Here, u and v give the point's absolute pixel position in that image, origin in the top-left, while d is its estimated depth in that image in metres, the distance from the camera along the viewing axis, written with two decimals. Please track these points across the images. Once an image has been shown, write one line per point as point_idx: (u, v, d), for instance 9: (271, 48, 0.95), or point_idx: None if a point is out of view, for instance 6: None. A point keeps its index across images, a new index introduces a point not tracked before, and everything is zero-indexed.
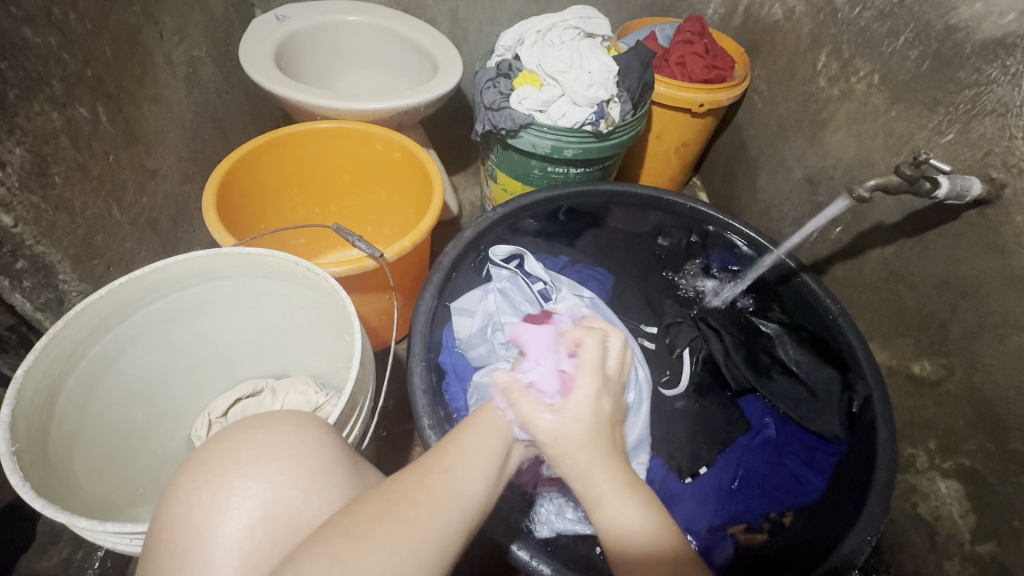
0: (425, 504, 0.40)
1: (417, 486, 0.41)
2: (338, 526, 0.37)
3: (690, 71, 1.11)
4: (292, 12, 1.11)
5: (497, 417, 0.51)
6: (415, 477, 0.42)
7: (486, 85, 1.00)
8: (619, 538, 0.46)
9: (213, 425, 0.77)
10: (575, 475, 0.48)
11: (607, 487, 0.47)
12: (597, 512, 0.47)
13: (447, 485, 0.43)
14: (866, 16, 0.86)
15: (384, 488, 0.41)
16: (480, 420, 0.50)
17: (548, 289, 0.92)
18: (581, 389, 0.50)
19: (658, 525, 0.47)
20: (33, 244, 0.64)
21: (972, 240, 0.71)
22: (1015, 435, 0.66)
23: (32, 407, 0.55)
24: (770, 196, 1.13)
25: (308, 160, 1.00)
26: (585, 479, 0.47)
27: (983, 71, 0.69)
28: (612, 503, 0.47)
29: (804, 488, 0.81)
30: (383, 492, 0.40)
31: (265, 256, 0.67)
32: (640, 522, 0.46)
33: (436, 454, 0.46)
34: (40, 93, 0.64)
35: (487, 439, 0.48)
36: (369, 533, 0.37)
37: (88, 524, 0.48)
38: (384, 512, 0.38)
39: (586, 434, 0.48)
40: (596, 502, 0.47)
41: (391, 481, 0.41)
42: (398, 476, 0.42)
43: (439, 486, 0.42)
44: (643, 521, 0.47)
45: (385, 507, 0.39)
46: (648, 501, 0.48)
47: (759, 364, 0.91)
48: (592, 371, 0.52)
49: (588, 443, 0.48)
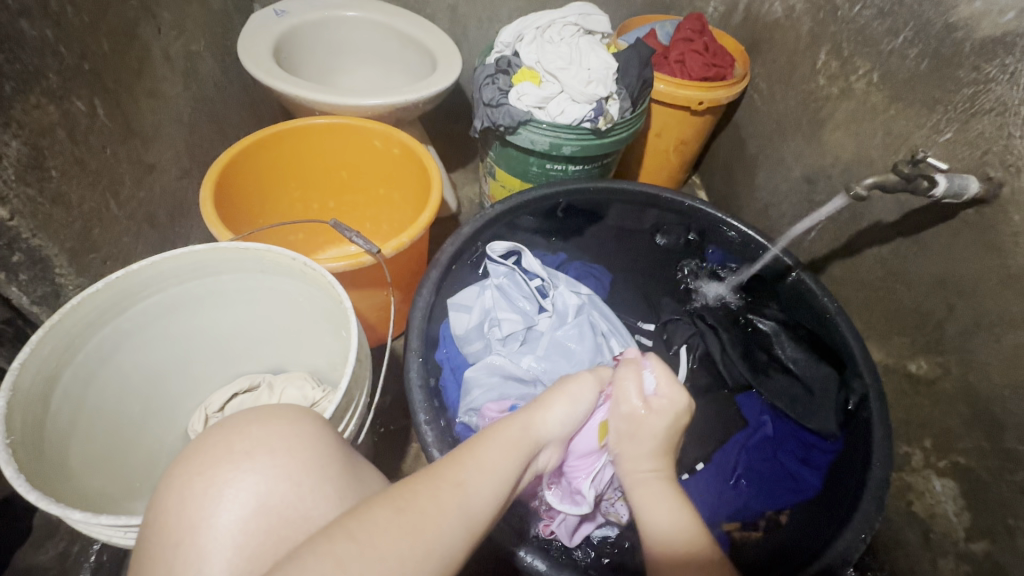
0: (436, 516, 0.39)
1: (429, 496, 0.40)
2: (346, 525, 0.36)
3: (689, 69, 1.10)
4: (291, 7, 1.11)
5: (520, 434, 0.51)
6: (427, 487, 0.41)
7: (484, 81, 1.00)
8: (654, 530, 0.54)
9: (210, 420, 0.77)
10: (629, 460, 0.60)
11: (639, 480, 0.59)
12: (641, 490, 0.58)
13: (457, 498, 0.41)
14: (865, 15, 0.86)
15: (394, 494, 0.39)
16: (498, 435, 0.49)
17: (546, 285, 0.95)
18: (676, 396, 0.62)
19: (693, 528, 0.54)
20: (29, 237, 0.64)
21: (969, 239, 0.71)
22: (1011, 434, 0.66)
23: (28, 399, 0.55)
24: (769, 195, 1.13)
25: (305, 156, 1.00)
26: (634, 465, 0.60)
27: (983, 69, 0.69)
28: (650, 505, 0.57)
29: (801, 486, 0.81)
30: (394, 499, 0.39)
31: (262, 251, 0.67)
32: (685, 525, 0.54)
33: (452, 464, 0.44)
34: (36, 86, 0.64)
35: (500, 456, 0.47)
36: (377, 546, 0.35)
37: (82, 516, 0.49)
38: (393, 519, 0.37)
39: (661, 430, 0.60)
40: (643, 503, 0.57)
41: (402, 488, 0.40)
42: (410, 483, 0.41)
43: (450, 498, 0.41)
44: (687, 519, 0.55)
45: (395, 515, 0.37)
46: (687, 510, 0.56)
47: (755, 361, 0.93)
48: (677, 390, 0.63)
49: (659, 437, 0.60)
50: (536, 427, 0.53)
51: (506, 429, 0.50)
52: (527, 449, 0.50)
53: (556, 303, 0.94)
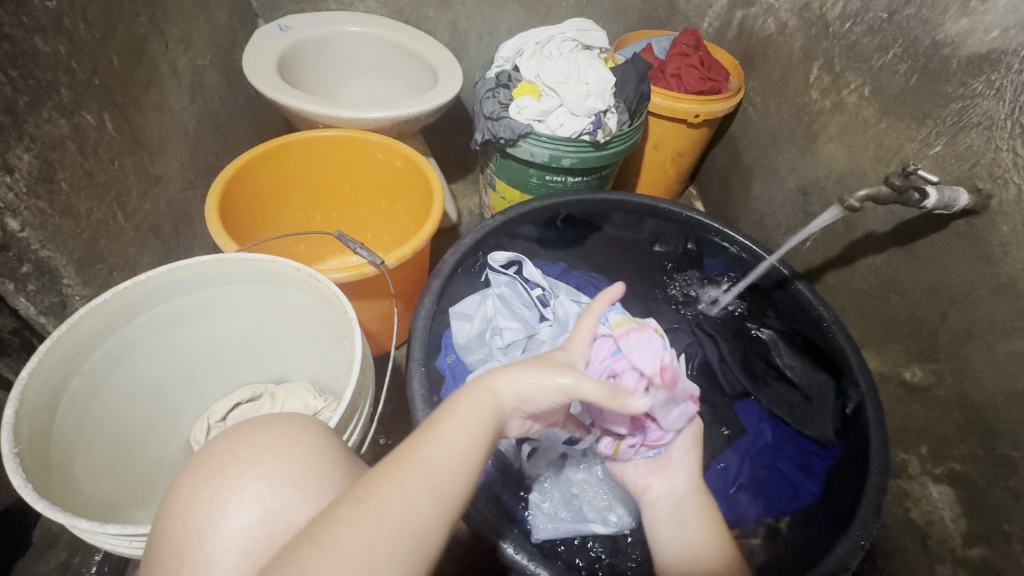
0: (399, 501, 0.41)
1: (390, 482, 0.42)
2: (308, 532, 0.38)
3: (685, 82, 1.13)
4: (295, 22, 1.13)
5: (487, 402, 0.50)
6: (388, 473, 0.43)
7: (485, 95, 1.02)
8: (690, 545, 0.61)
9: (212, 430, 0.78)
10: (676, 479, 0.67)
11: (679, 489, 0.66)
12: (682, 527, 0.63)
13: (422, 476, 0.43)
14: (856, 31, 0.88)
15: (357, 488, 0.41)
16: (460, 404, 0.50)
17: (547, 295, 0.96)
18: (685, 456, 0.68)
19: (724, 545, 0.60)
20: (38, 248, 0.65)
21: (960, 248, 0.72)
22: (1005, 440, 0.67)
23: (35, 410, 0.56)
24: (765, 206, 1.14)
25: (311, 168, 1.01)
26: (673, 481, 0.67)
27: (969, 85, 0.71)
28: (682, 516, 0.64)
29: (800, 494, 0.82)
30: (354, 493, 0.41)
31: (268, 261, 0.68)
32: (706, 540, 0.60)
33: (412, 444, 0.46)
34: (49, 100, 0.65)
35: (465, 426, 0.48)
36: (340, 539, 0.37)
37: (88, 525, 0.49)
38: (353, 513, 0.39)
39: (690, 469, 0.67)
40: (687, 522, 0.63)
41: (364, 480, 0.42)
42: (372, 474, 0.43)
43: (414, 477, 0.43)
44: (718, 539, 0.61)
45: (356, 507, 0.39)
46: (718, 532, 0.62)
47: (754, 370, 0.95)
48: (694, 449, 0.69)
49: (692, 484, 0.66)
50: (501, 397, 0.51)
51: (471, 397, 0.50)
52: (492, 417, 0.50)
53: (557, 311, 0.94)
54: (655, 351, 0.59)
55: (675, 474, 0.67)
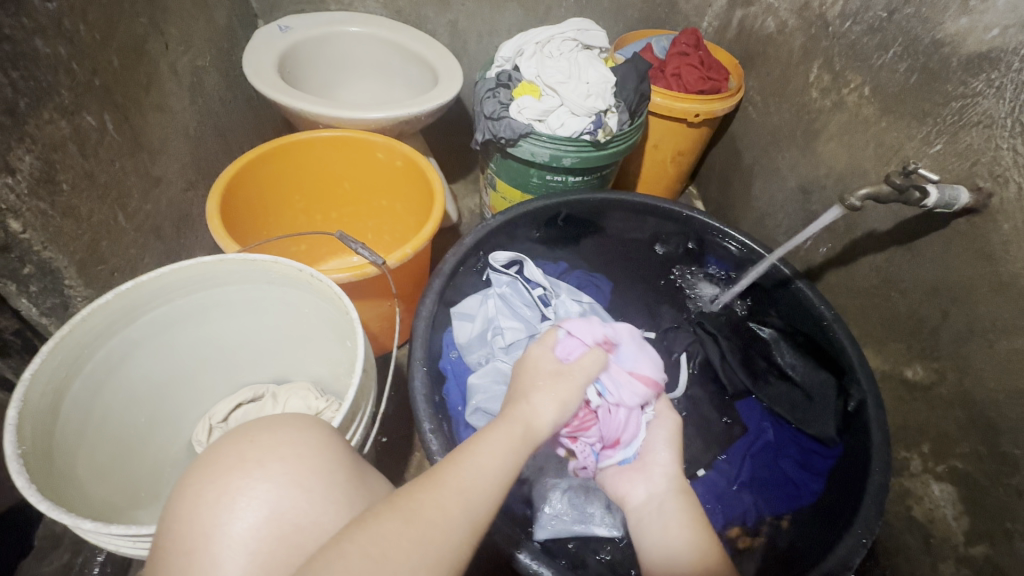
0: (440, 525, 0.41)
1: (432, 505, 0.42)
2: (355, 541, 0.38)
3: (685, 82, 1.13)
4: (294, 22, 1.13)
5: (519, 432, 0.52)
6: (430, 494, 0.43)
7: (485, 95, 1.02)
8: (675, 547, 0.59)
9: (213, 431, 0.78)
10: (655, 480, 0.66)
11: (660, 489, 0.65)
12: (665, 529, 0.61)
13: (461, 503, 0.44)
14: (856, 30, 0.89)
15: (400, 504, 0.42)
16: (497, 432, 0.51)
17: (547, 295, 0.97)
18: (660, 457, 0.67)
19: (709, 547, 0.57)
20: (40, 250, 0.65)
21: (961, 247, 0.72)
22: (1007, 438, 0.67)
23: (38, 411, 0.56)
24: (765, 205, 1.15)
25: (311, 168, 1.01)
26: (655, 483, 0.66)
27: (969, 84, 0.71)
28: (663, 516, 0.62)
29: (800, 493, 0.82)
30: (400, 509, 0.41)
31: (270, 262, 0.68)
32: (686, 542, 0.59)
33: (450, 466, 0.46)
34: (50, 101, 0.65)
35: (501, 455, 0.49)
36: (386, 555, 0.38)
37: (93, 526, 0.49)
38: (401, 531, 0.40)
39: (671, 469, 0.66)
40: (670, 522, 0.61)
41: (407, 496, 0.43)
42: (414, 492, 0.43)
43: (454, 503, 0.43)
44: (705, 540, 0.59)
45: (402, 525, 0.40)
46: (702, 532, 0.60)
47: (755, 368, 0.94)
48: (672, 446, 0.68)
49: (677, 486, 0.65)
50: (533, 428, 0.53)
51: (503, 429, 0.51)
52: (526, 447, 0.51)
53: (558, 311, 0.94)
54: (593, 327, 0.69)
55: (656, 474, 0.67)
